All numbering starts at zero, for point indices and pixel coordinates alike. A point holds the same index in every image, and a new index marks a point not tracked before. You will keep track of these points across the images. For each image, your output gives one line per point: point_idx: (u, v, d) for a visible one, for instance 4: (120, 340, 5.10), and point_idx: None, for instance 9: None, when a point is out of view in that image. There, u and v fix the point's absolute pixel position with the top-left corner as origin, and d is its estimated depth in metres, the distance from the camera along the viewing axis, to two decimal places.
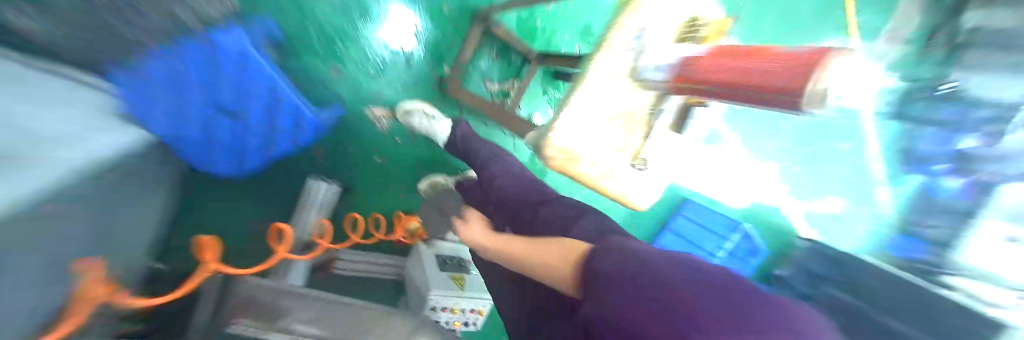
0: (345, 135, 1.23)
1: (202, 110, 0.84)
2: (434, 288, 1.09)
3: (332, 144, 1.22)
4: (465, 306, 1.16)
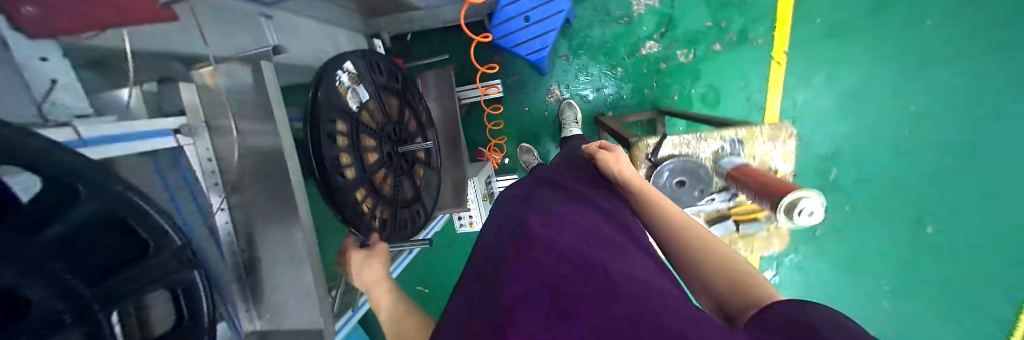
0: (530, 80, 1.70)
1: (521, 6, 1.32)
2: (475, 179, 1.40)
3: (522, 78, 1.71)
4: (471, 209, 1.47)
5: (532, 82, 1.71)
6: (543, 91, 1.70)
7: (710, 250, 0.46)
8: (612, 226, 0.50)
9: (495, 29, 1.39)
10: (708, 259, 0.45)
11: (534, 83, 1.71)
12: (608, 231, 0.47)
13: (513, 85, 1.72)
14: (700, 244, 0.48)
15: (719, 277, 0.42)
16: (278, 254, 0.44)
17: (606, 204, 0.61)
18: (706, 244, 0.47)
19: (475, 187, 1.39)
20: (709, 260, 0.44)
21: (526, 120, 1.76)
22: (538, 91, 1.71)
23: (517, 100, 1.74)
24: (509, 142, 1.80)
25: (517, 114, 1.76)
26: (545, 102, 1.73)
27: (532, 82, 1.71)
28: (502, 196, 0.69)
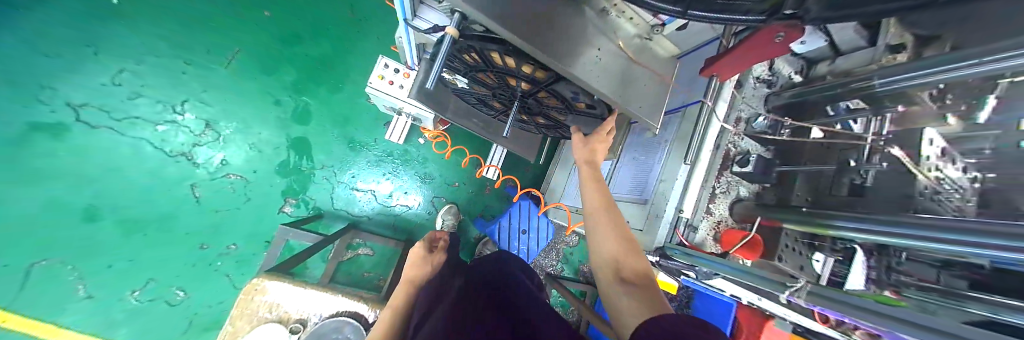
0: (484, 204, 1.67)
1: (543, 235, 1.51)
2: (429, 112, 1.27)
3: (490, 198, 1.69)
4: (398, 86, 1.23)
5: (484, 205, 1.67)
6: (468, 210, 1.65)
7: (629, 255, 0.54)
8: (528, 289, 0.71)
9: (518, 201, 1.51)
10: (625, 262, 0.54)
11: (484, 205, 1.67)
12: (527, 294, 0.67)
13: (491, 187, 1.69)
14: (623, 247, 0.56)
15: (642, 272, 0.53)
16: (587, 65, 0.63)
17: (518, 271, 0.82)
18: (629, 250, 0.55)
19: (421, 108, 1.25)
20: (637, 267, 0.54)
21: (451, 181, 1.64)
22: (473, 206, 1.65)
23: (477, 183, 1.67)
24: (435, 155, 1.62)
25: (462, 176, 1.65)
26: (459, 206, 1.63)
27: (485, 204, 1.68)
28: (451, 269, 0.87)
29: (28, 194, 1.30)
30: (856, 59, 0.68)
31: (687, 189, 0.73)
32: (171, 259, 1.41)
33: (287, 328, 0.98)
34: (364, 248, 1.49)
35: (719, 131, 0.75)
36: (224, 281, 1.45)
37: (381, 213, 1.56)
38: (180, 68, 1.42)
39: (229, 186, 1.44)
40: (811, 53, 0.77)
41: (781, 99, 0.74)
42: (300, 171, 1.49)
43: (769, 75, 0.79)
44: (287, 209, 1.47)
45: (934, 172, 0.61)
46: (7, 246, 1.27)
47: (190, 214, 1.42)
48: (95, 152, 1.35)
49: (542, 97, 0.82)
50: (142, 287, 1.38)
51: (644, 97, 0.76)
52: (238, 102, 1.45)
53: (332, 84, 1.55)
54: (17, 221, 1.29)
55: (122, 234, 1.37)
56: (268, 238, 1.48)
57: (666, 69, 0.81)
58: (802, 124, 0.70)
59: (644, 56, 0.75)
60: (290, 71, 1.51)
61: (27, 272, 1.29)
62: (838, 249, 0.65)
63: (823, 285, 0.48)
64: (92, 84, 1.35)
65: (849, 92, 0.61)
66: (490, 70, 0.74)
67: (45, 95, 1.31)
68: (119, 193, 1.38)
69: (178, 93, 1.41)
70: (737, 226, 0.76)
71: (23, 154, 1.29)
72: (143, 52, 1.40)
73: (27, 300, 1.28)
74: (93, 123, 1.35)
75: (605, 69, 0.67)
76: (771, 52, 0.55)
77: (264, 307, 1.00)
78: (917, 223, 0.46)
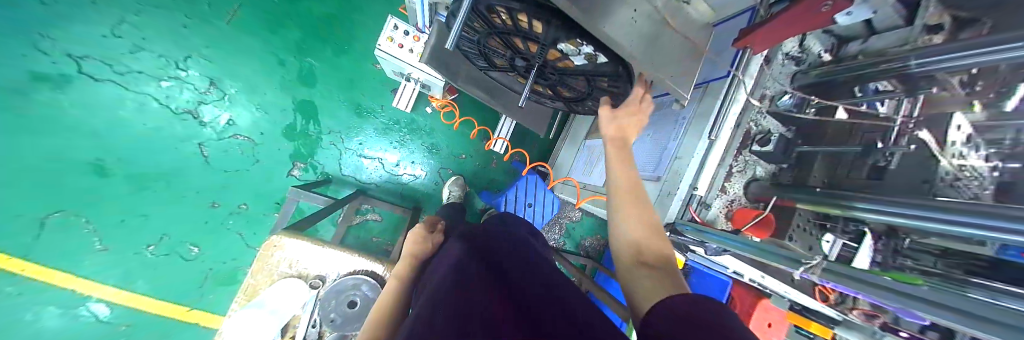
0: (491, 178, 1.68)
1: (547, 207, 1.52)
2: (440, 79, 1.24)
3: (497, 171, 1.69)
4: (410, 50, 1.18)
5: (491, 180, 1.68)
6: (475, 183, 1.66)
7: (652, 241, 0.46)
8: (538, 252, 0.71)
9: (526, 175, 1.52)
10: (647, 247, 0.45)
11: (491, 179, 1.68)
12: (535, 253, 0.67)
13: (498, 161, 1.69)
14: (643, 231, 0.48)
15: (665, 257, 0.45)
16: (617, 27, 0.60)
17: (525, 235, 0.82)
18: (649, 233, 0.47)
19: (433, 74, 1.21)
20: (658, 255, 0.44)
21: (459, 153, 1.63)
22: (481, 178, 1.66)
23: (485, 157, 1.66)
24: (443, 126, 1.60)
25: (469, 149, 1.64)
26: (466, 178, 1.64)
27: (491, 179, 1.68)
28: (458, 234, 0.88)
29: (40, 147, 1.30)
30: (890, 39, 0.65)
31: (702, 167, 0.73)
32: (182, 216, 1.44)
33: (307, 283, 1.05)
34: (372, 215, 1.53)
35: (743, 108, 0.73)
36: (236, 239, 1.49)
37: (388, 181, 1.57)
38: (182, 20, 1.35)
39: (236, 147, 1.43)
40: (846, 31, 0.73)
41: (808, 77, 0.72)
42: (308, 135, 1.47)
43: (799, 52, 0.75)
44: (295, 173, 1.48)
45: (958, 158, 0.60)
46: (23, 198, 1.30)
47: (200, 173, 1.43)
48: (99, 107, 1.33)
49: (565, 63, 0.79)
50: (155, 240, 1.43)
51: (675, 64, 0.73)
52: (244, 60, 1.40)
53: (338, 46, 1.49)
54: (29, 174, 1.30)
55: (133, 192, 1.39)
56: (278, 200, 1.50)
57: (700, 37, 0.77)
58: (828, 104, 0.69)
59: (679, 19, 0.72)
60: (294, 30, 1.44)
61: (42, 223, 1.32)
62: (849, 231, 0.67)
63: (836, 262, 0.49)
64: (92, 35, 1.29)
65: (882, 72, 0.59)
66: (511, 32, 0.69)
67: (42, 44, 1.26)
68: (126, 150, 1.37)
69: (180, 48, 1.35)
70: (749, 205, 0.79)
71: (27, 106, 1.27)
72: (141, 2, 1.32)
73: (47, 251, 1.33)
74: (95, 75, 1.31)
75: (639, 31, 0.65)
76: (814, 21, 0.51)
77: (281, 266, 1.05)
78: (941, 206, 0.45)
